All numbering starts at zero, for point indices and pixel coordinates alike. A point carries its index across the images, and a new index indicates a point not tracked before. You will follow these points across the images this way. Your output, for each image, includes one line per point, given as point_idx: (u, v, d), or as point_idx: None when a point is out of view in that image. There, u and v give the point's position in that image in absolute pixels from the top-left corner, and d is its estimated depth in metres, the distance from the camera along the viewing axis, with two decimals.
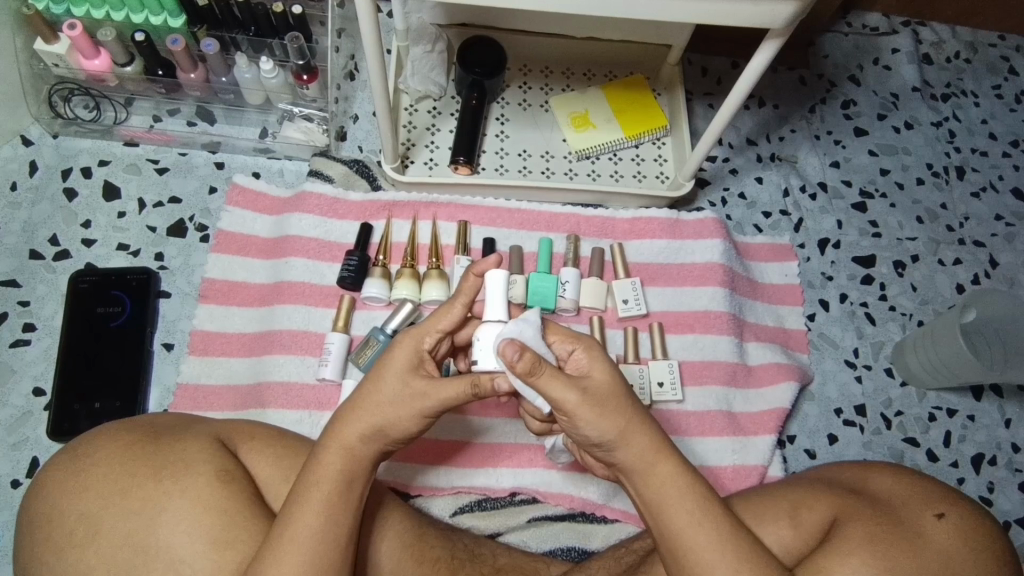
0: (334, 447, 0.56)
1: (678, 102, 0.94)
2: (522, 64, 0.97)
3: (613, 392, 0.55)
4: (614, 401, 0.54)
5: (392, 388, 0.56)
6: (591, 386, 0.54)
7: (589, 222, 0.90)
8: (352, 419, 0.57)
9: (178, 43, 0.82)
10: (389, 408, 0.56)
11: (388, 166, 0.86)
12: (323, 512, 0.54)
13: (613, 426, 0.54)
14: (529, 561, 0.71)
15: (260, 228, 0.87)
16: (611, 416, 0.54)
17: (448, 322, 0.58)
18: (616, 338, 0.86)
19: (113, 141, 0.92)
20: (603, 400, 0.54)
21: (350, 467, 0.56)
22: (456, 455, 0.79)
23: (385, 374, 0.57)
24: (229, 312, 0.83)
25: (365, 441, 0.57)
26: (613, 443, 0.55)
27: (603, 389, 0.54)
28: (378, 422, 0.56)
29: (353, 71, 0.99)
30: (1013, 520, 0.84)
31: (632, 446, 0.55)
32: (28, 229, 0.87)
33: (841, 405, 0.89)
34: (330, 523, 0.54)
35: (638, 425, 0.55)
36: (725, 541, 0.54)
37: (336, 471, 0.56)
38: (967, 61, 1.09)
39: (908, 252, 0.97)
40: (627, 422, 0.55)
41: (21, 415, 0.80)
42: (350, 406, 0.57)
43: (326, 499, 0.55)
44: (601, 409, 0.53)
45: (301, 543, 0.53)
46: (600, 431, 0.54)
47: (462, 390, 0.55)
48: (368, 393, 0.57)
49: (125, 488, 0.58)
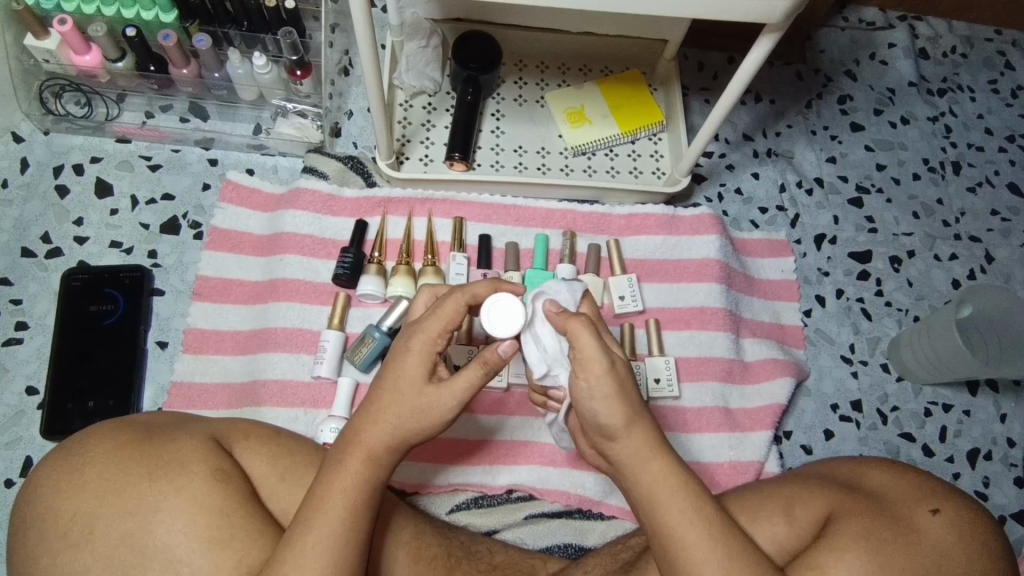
0: (354, 451, 0.56)
1: (674, 98, 0.93)
2: (517, 60, 0.97)
3: (630, 378, 0.55)
4: (628, 387, 0.55)
5: (404, 396, 0.56)
6: (616, 363, 0.55)
7: (585, 218, 0.90)
8: (368, 424, 0.56)
9: (170, 38, 0.81)
10: (400, 412, 0.56)
11: (383, 162, 0.85)
12: (339, 518, 0.54)
13: (623, 410, 0.54)
14: (525, 559, 0.71)
15: (254, 225, 0.87)
16: (623, 401, 0.54)
17: (450, 322, 0.56)
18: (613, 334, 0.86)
19: (105, 138, 0.91)
20: (623, 382, 0.54)
21: (366, 472, 0.55)
22: (452, 453, 0.79)
23: (394, 382, 0.56)
24: (223, 310, 0.83)
25: (386, 447, 0.56)
26: (615, 434, 0.55)
27: (624, 373, 0.55)
28: (390, 426, 0.56)
29: (347, 67, 0.98)
30: (1008, 515, 0.84)
31: (630, 444, 0.55)
32: (20, 226, 0.87)
33: (837, 401, 0.89)
34: (344, 527, 0.54)
35: (639, 422, 0.55)
36: (729, 550, 0.54)
37: (350, 478, 0.55)
38: (964, 55, 1.08)
39: (904, 247, 0.97)
40: (634, 413, 0.55)
41: (13, 414, 0.80)
42: (363, 413, 0.57)
43: (341, 503, 0.54)
44: (619, 388, 0.54)
45: (312, 547, 0.53)
46: (606, 414, 0.54)
47: (474, 374, 0.56)
48: (378, 400, 0.56)
49: (119, 487, 0.58)
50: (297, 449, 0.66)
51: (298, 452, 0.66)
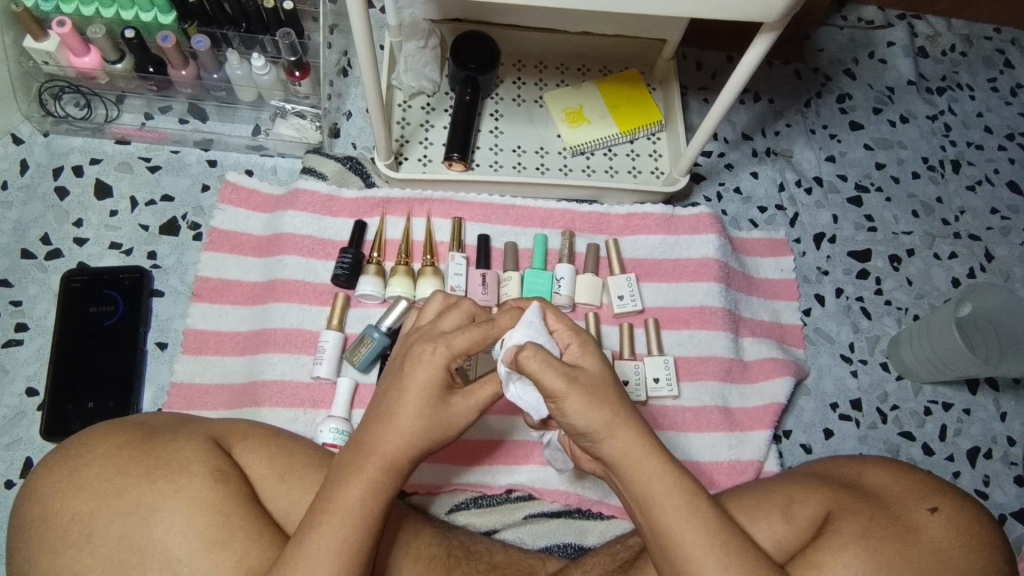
0: (373, 458, 0.56)
1: (672, 97, 0.93)
2: (515, 60, 0.97)
3: (601, 384, 0.54)
4: (602, 391, 0.54)
5: (427, 408, 0.56)
6: (581, 377, 0.53)
7: (584, 218, 0.90)
8: (389, 434, 0.56)
9: (169, 40, 0.81)
10: (422, 422, 0.56)
11: (382, 162, 0.85)
12: (353, 521, 0.54)
13: (600, 417, 0.53)
14: (524, 558, 0.71)
15: (252, 226, 0.87)
16: (599, 406, 0.53)
17: (474, 343, 0.56)
18: (612, 334, 0.86)
19: (105, 140, 0.92)
20: (592, 390, 0.53)
21: (385, 479, 0.56)
22: (453, 455, 0.79)
23: (416, 393, 0.56)
24: (223, 311, 0.83)
25: (407, 457, 0.57)
26: (597, 436, 0.54)
27: (593, 382, 0.54)
28: (414, 438, 0.56)
29: (346, 67, 0.98)
30: (1008, 513, 0.84)
31: (618, 444, 0.54)
32: (19, 228, 0.87)
33: (836, 400, 0.89)
34: (358, 530, 0.54)
35: (624, 422, 0.55)
36: (734, 551, 0.54)
37: (370, 484, 0.55)
38: (963, 54, 1.08)
39: (903, 246, 0.97)
40: (613, 415, 0.54)
41: (13, 415, 0.80)
42: (379, 420, 0.57)
43: (360, 507, 0.54)
44: (590, 398, 0.53)
45: (328, 550, 0.53)
46: (584, 421, 0.53)
47: (494, 389, 0.59)
48: (400, 411, 0.56)
49: (118, 488, 0.58)
50: (297, 449, 0.66)
51: (297, 452, 0.66)
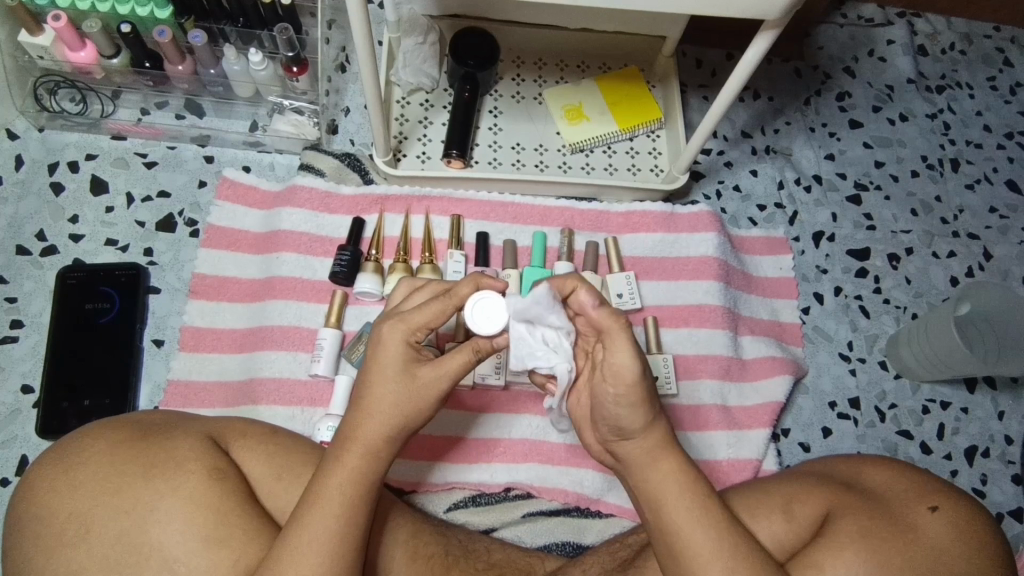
0: (352, 447, 0.55)
1: (673, 94, 0.93)
2: (515, 55, 0.96)
3: (645, 382, 0.55)
4: (642, 393, 0.55)
5: (393, 383, 0.56)
6: (631, 372, 0.54)
7: (583, 216, 0.90)
8: (363, 419, 0.56)
9: (166, 35, 0.81)
10: (392, 400, 0.56)
11: (380, 159, 0.85)
12: (344, 513, 0.54)
13: (637, 419, 0.55)
14: (523, 557, 0.71)
15: (250, 223, 0.86)
16: (638, 409, 0.55)
17: (434, 318, 0.56)
18: (640, 334, 0.86)
19: (101, 135, 0.91)
20: (637, 386, 0.54)
21: (364, 466, 0.55)
22: (447, 449, 0.79)
23: (382, 372, 0.56)
24: (220, 308, 0.83)
25: (383, 438, 0.56)
26: (624, 435, 0.56)
27: (637, 377, 0.55)
28: (387, 418, 0.56)
29: (344, 63, 0.97)
30: (1006, 512, 0.85)
31: (641, 445, 0.56)
32: (15, 224, 0.86)
33: (835, 399, 0.89)
34: (345, 523, 0.54)
35: (653, 426, 0.56)
36: (739, 552, 0.54)
37: (350, 473, 0.55)
38: (962, 53, 1.08)
39: (902, 244, 0.97)
40: (648, 418, 0.55)
41: (9, 413, 0.79)
42: (356, 407, 0.57)
43: (341, 498, 0.54)
44: (633, 397, 0.54)
45: (311, 543, 0.53)
46: (619, 419, 0.55)
47: (466, 358, 0.56)
48: (370, 392, 0.56)
49: (116, 487, 0.58)
50: (295, 448, 0.66)
51: (295, 451, 0.65)
